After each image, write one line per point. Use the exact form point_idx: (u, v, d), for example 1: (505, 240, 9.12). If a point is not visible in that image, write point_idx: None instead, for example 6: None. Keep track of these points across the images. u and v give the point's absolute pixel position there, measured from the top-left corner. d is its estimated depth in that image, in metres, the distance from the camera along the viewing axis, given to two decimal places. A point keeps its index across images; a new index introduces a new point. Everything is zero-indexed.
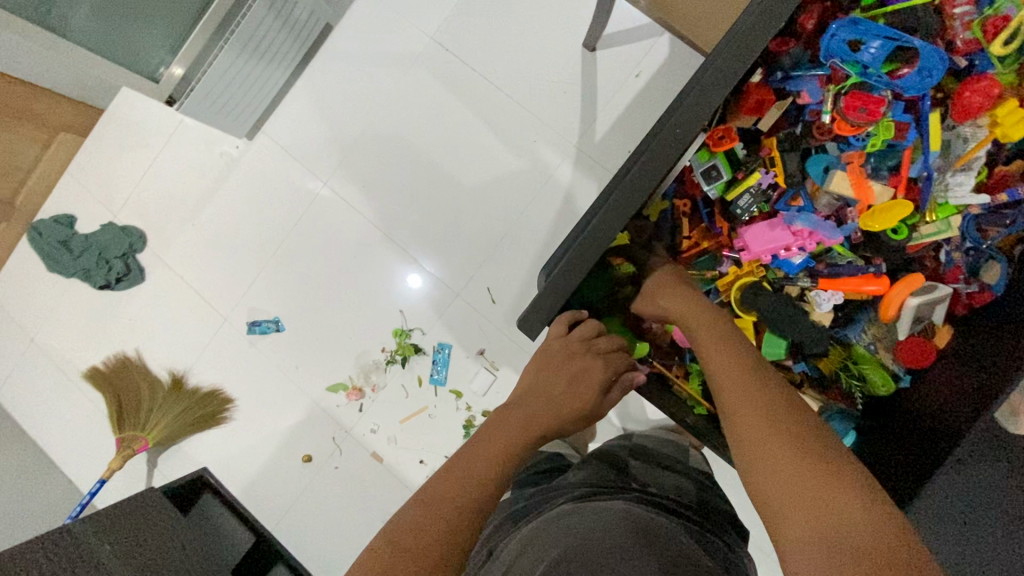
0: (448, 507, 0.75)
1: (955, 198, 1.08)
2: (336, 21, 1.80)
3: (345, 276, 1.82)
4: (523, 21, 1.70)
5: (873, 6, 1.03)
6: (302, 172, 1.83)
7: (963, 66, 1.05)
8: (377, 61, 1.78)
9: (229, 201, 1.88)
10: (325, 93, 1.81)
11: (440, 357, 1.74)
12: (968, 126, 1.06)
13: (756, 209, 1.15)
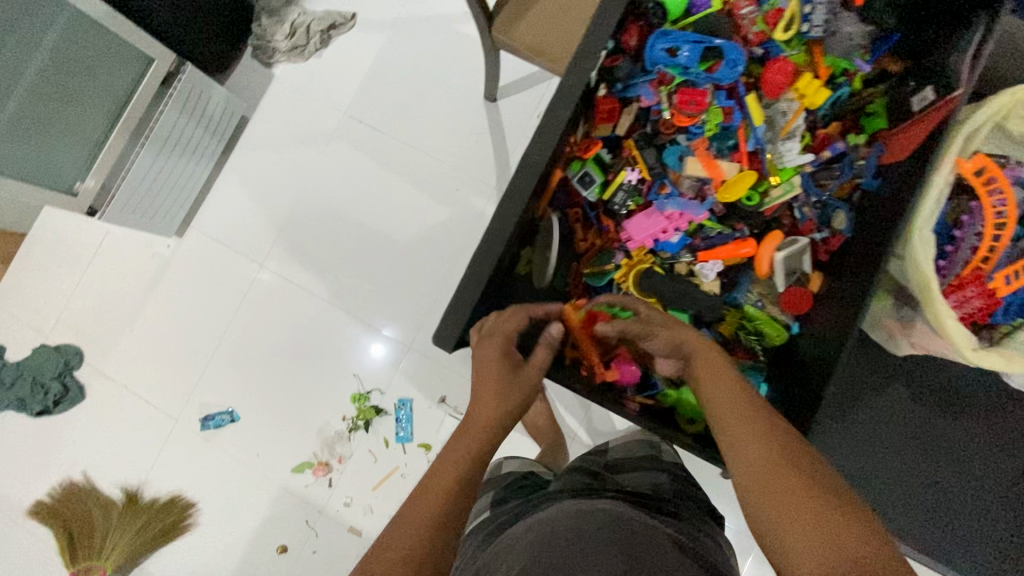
0: (427, 519, 0.72)
1: (789, 161, 1.13)
2: (251, 112, 1.89)
3: (293, 351, 1.81)
4: (426, 86, 1.83)
5: (677, 15, 1.09)
6: (238, 259, 1.86)
7: (761, 54, 1.13)
8: (296, 142, 1.87)
9: (165, 300, 1.87)
10: (250, 180, 1.87)
11: (402, 412, 1.74)
12: (783, 101, 1.13)
13: (631, 203, 1.20)
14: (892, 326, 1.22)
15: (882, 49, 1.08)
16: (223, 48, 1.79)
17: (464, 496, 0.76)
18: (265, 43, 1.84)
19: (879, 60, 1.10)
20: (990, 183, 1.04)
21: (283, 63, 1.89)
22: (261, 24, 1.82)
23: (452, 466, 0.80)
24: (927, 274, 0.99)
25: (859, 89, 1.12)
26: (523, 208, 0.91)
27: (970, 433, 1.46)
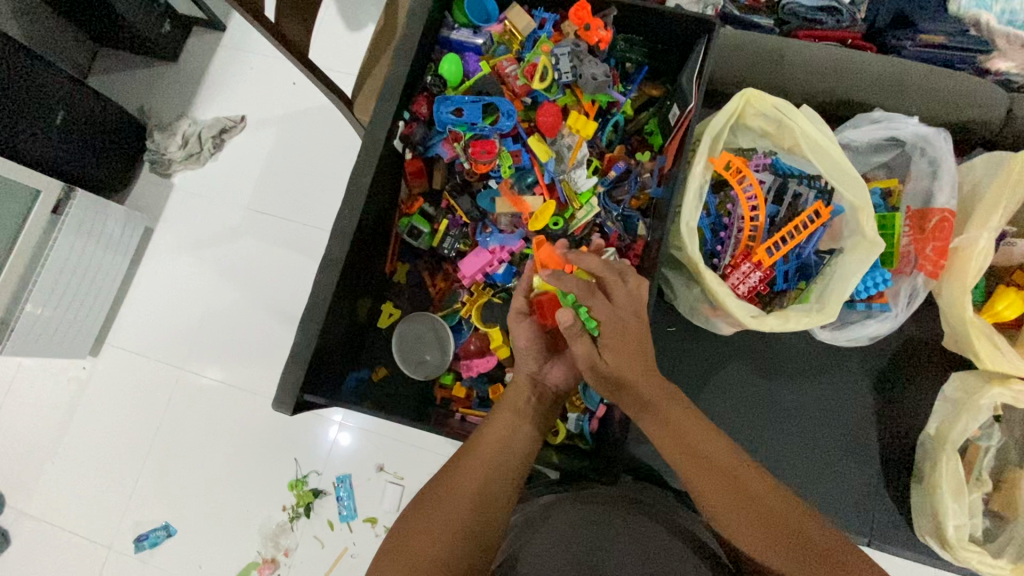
0: (463, 510, 0.61)
1: (582, 184, 0.86)
2: (155, 222, 1.62)
3: (233, 466, 1.52)
4: (325, 147, 1.63)
5: (457, 80, 0.83)
6: (160, 367, 1.58)
7: (530, 106, 0.86)
8: (209, 243, 1.62)
9: (84, 436, 1.57)
10: (161, 292, 1.61)
11: (341, 491, 1.46)
12: (565, 136, 0.85)
13: (461, 246, 0.88)
14: (706, 312, 0.82)
15: (636, 79, 0.88)
16: (116, 165, 1.54)
17: (496, 502, 0.63)
18: (160, 156, 1.60)
19: (639, 89, 0.89)
20: (740, 171, 0.78)
21: (181, 170, 1.63)
22: (152, 139, 1.60)
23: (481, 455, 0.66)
24: (695, 260, 0.75)
25: (636, 116, 0.90)
26: (352, 243, 0.76)
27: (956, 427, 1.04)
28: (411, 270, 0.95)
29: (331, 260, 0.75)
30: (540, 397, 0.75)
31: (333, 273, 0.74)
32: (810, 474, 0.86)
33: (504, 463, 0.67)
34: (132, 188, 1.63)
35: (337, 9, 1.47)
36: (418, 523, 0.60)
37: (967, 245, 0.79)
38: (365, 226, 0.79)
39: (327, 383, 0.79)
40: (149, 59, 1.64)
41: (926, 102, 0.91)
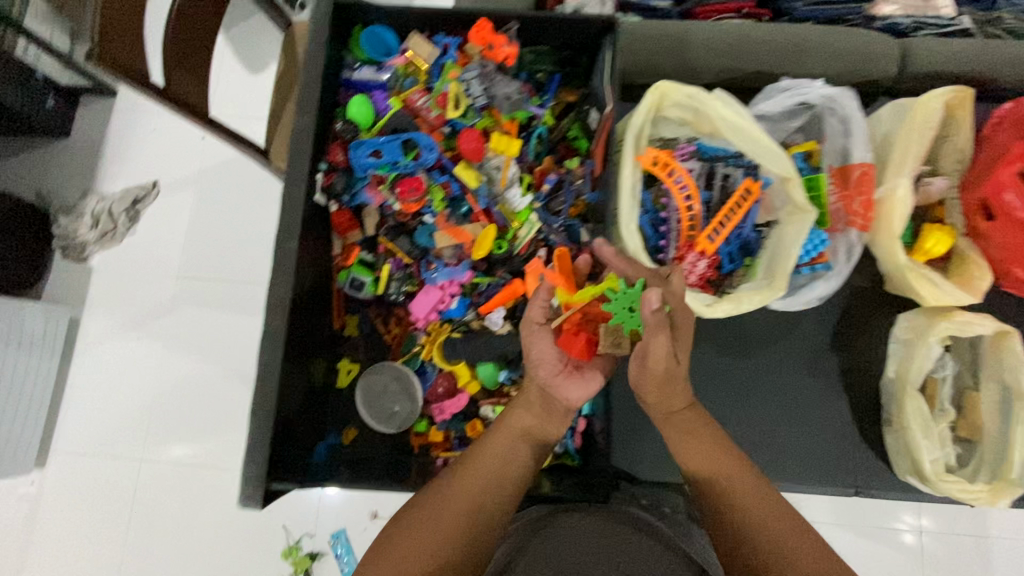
0: (455, 519, 0.59)
1: (518, 203, 0.84)
2: (80, 309, 1.43)
3: (220, 553, 1.35)
4: (253, 194, 1.49)
5: (369, 121, 0.80)
6: (115, 466, 1.38)
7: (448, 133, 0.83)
8: (144, 320, 1.43)
9: (44, 563, 1.36)
10: (102, 382, 1.41)
11: (339, 548, 1.31)
12: (492, 158, 0.83)
13: (408, 287, 0.85)
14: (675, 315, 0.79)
15: (551, 88, 0.87)
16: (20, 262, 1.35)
17: (491, 517, 0.61)
18: (70, 241, 1.40)
19: (556, 97, 0.89)
20: (668, 165, 0.78)
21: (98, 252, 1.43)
22: (59, 225, 1.40)
23: (479, 468, 0.64)
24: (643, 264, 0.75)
25: (557, 123, 0.89)
26: (291, 310, 0.71)
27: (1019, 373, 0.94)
28: (362, 321, 0.90)
29: (273, 334, 0.70)
30: (547, 409, 0.72)
31: (277, 346, 0.70)
32: (791, 440, 0.89)
33: (503, 480, 0.64)
34: (46, 282, 1.41)
35: (232, 50, 1.36)
36: (406, 530, 0.59)
37: (889, 194, 0.82)
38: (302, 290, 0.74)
39: (293, 462, 0.75)
40: (35, 137, 1.44)
41: (826, 62, 0.94)
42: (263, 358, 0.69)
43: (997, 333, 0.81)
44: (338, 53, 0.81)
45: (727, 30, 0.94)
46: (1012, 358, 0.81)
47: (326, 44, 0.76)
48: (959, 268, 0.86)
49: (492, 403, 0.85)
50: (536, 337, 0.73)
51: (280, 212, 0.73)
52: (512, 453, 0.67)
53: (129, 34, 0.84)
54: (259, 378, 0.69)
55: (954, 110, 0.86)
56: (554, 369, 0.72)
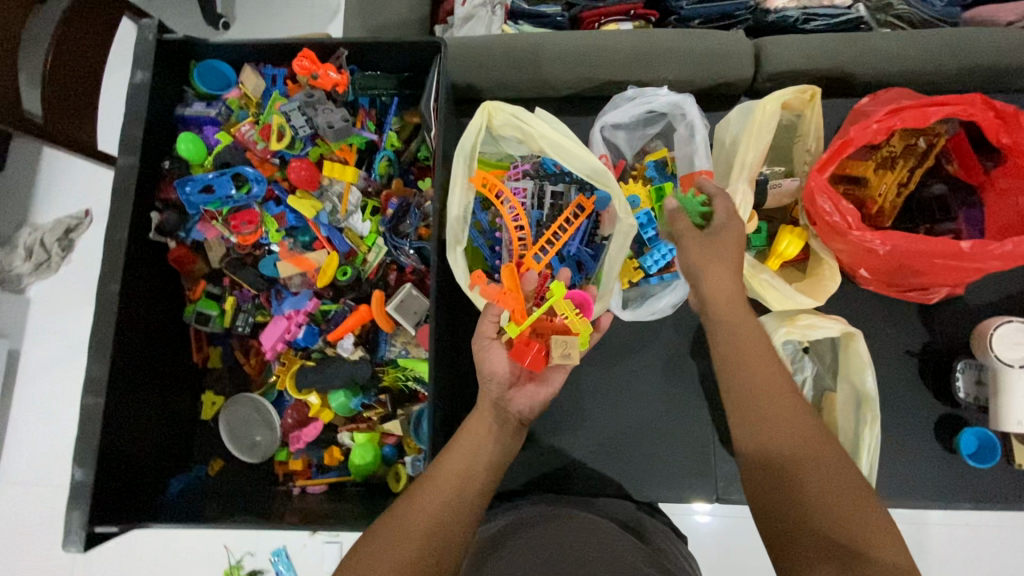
0: (418, 534, 0.58)
1: (361, 227, 0.85)
2: (20, 341, 1.34)
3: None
4: None
5: (200, 156, 0.81)
6: (56, 498, 1.29)
7: (285, 164, 0.84)
8: (74, 354, 1.34)
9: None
10: (38, 410, 1.32)
11: (279, 565, 1.19)
12: (330, 186, 0.84)
13: (258, 318, 0.86)
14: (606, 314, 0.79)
15: (393, 111, 0.87)
16: None
17: (453, 532, 0.60)
18: (5, 274, 1.33)
19: (400, 119, 0.88)
20: (496, 187, 0.78)
21: (35, 285, 1.35)
22: None
23: (441, 482, 0.63)
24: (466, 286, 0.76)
25: (406, 146, 0.89)
26: (116, 350, 0.72)
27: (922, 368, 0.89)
28: (227, 352, 0.91)
29: (97, 374, 0.71)
30: (502, 423, 0.72)
31: (101, 386, 0.70)
32: (652, 446, 0.90)
33: (461, 495, 0.63)
34: None
35: None
36: (372, 546, 0.57)
37: (728, 201, 0.82)
38: (132, 329, 0.74)
39: (136, 502, 0.75)
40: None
41: (679, 67, 0.93)
42: (88, 399, 0.70)
43: (844, 334, 0.80)
44: (171, 89, 0.80)
45: (576, 41, 0.93)
46: (858, 360, 0.80)
47: (154, 82, 0.76)
48: (814, 268, 0.85)
49: (350, 429, 0.86)
50: (487, 352, 0.72)
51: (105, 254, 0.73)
52: (473, 464, 0.66)
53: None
54: (83, 420, 0.70)
55: (801, 110, 0.85)
56: (506, 381, 0.72)
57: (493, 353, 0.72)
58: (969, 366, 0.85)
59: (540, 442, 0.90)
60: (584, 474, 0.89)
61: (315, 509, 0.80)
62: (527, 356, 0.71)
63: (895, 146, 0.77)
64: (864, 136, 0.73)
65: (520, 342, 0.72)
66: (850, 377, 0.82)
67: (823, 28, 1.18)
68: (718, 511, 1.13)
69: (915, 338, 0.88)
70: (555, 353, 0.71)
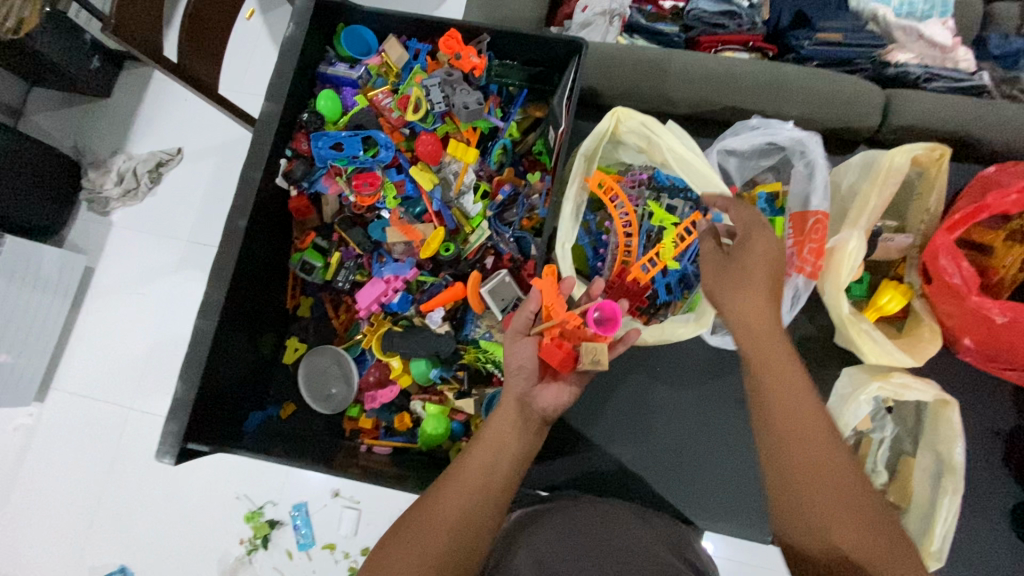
0: (444, 534, 0.57)
1: (471, 208, 0.87)
2: (97, 259, 1.36)
3: (188, 517, 1.22)
4: None
5: (336, 115, 0.85)
6: (98, 414, 1.29)
7: (411, 136, 0.88)
8: (148, 279, 1.35)
9: (21, 501, 1.27)
10: (101, 326, 1.33)
11: (297, 520, 1.19)
12: (449, 163, 0.88)
13: (356, 277, 0.88)
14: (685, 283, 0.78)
15: (519, 102, 0.89)
16: (50, 210, 1.31)
17: (481, 531, 0.59)
18: (95, 194, 1.36)
19: (524, 111, 0.90)
20: (612, 190, 0.81)
21: (120, 210, 1.37)
22: (87, 179, 1.36)
23: (460, 482, 0.62)
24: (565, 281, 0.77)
25: (522, 138, 0.91)
26: (233, 281, 0.75)
27: (1010, 452, 0.85)
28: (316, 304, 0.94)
29: (212, 302, 0.74)
30: (527, 419, 0.71)
31: (214, 314, 0.74)
32: (708, 472, 0.90)
33: (485, 491, 0.62)
34: (70, 230, 1.37)
35: (268, 30, 1.38)
36: (398, 543, 0.57)
37: (841, 245, 0.81)
38: (248, 264, 0.78)
39: (218, 429, 0.79)
40: (74, 93, 1.40)
41: (804, 105, 0.93)
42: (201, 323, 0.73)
43: (937, 400, 0.79)
44: (318, 47, 0.84)
45: (705, 63, 0.94)
46: (948, 430, 0.78)
47: (305, 38, 0.80)
48: (911, 328, 0.84)
49: (423, 399, 0.88)
50: (517, 346, 0.74)
51: (236, 190, 0.77)
52: (497, 461, 0.65)
53: (140, 27, 0.91)
54: (193, 343, 0.73)
55: (927, 167, 0.84)
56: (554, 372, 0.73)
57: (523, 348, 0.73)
58: None
59: (598, 448, 0.91)
60: (634, 482, 0.89)
61: (380, 467, 0.82)
62: (555, 356, 0.72)
63: None
64: (1001, 204, 0.72)
65: (552, 342, 0.72)
66: (935, 446, 0.80)
67: (943, 90, 1.13)
68: (725, 553, 1.08)
69: (1003, 417, 0.86)
70: (584, 359, 0.72)
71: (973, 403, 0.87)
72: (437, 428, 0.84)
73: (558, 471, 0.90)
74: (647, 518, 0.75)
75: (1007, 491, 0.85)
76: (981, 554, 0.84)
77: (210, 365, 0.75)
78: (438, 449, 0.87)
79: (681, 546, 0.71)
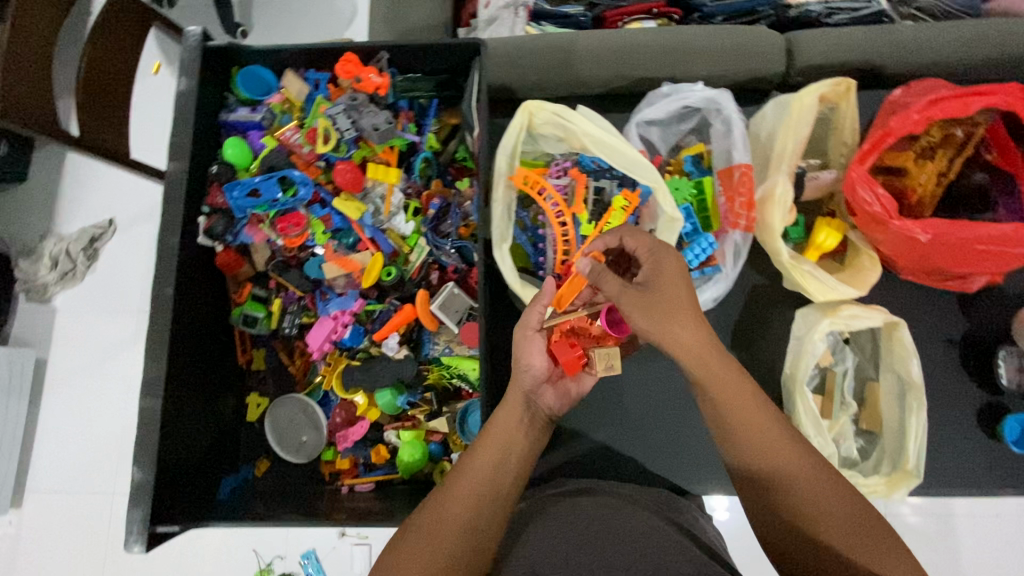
0: (454, 532, 0.56)
1: (405, 227, 0.85)
2: (47, 349, 1.30)
3: None
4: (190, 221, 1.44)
5: (247, 160, 0.82)
6: (78, 509, 1.24)
7: (329, 168, 0.86)
8: (102, 360, 1.29)
9: None
10: (63, 418, 1.28)
11: (310, 568, 1.15)
12: (373, 187, 0.85)
13: (303, 319, 0.87)
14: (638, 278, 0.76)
15: (432, 113, 0.89)
16: None
17: (489, 530, 0.58)
18: (31, 283, 1.29)
19: (440, 121, 0.90)
20: (538, 183, 0.80)
21: (61, 294, 1.32)
22: (18, 269, 1.29)
23: (460, 480, 0.61)
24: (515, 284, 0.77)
25: (444, 147, 0.90)
26: (172, 353, 0.73)
27: (967, 356, 0.88)
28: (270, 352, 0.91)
29: (154, 378, 0.71)
30: (533, 416, 0.70)
31: (158, 390, 0.71)
32: (692, 437, 0.91)
33: (496, 490, 0.61)
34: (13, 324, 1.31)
35: (172, 83, 1.33)
36: (409, 544, 0.56)
37: (768, 192, 0.82)
38: (185, 331, 0.76)
39: (190, 503, 0.76)
40: None
41: (711, 63, 0.94)
42: (146, 402, 0.71)
43: (887, 323, 0.81)
44: (215, 96, 0.82)
45: (610, 38, 0.94)
46: (902, 349, 0.81)
47: (199, 89, 0.77)
48: (852, 259, 0.86)
49: (396, 427, 0.86)
50: (528, 341, 0.72)
51: (156, 259, 0.74)
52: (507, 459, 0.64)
53: (30, 110, 0.87)
54: (142, 424, 0.70)
55: (837, 103, 0.86)
56: (541, 375, 0.72)
57: (534, 345, 0.71)
58: (1011, 354, 0.85)
59: (580, 436, 0.91)
60: (621, 463, 0.90)
61: (366, 507, 0.80)
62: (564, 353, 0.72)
63: (934, 136, 0.78)
64: (905, 126, 0.74)
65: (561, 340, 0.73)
66: (895, 367, 0.82)
67: (846, 22, 1.16)
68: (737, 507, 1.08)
69: (955, 326, 0.89)
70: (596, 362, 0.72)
71: (926, 317, 0.89)
72: (408, 457, 0.84)
73: (544, 467, 0.90)
74: (638, 497, 0.75)
75: (971, 394, 0.87)
76: (959, 458, 0.87)
77: (165, 443, 0.72)
78: (418, 477, 0.85)
79: (673, 520, 0.70)
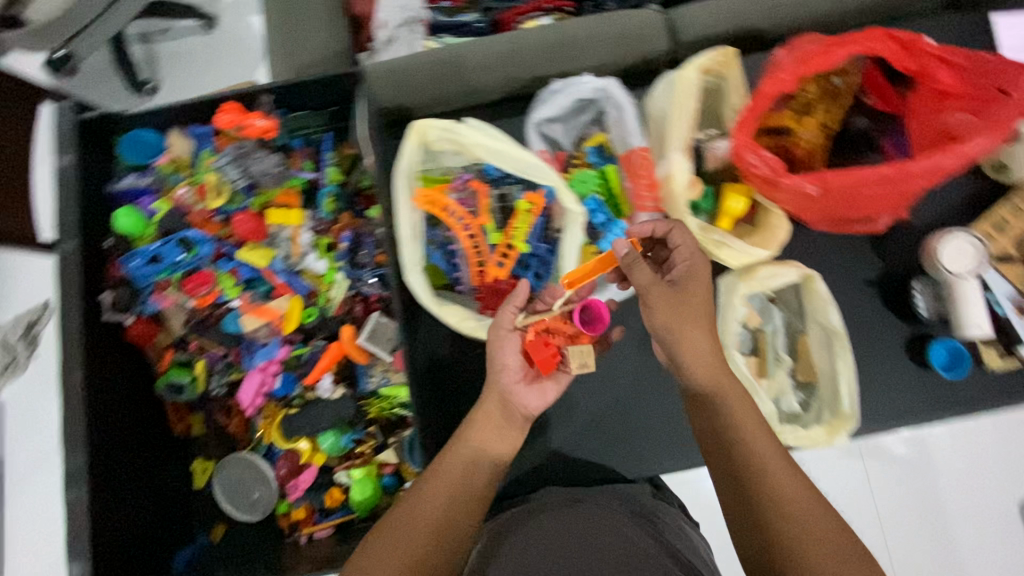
0: (424, 534, 0.58)
1: (317, 266, 0.84)
2: None
3: None
4: None
5: (139, 228, 0.80)
6: None
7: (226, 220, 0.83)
8: None
9: None
10: None
11: None
12: (278, 231, 0.84)
13: (232, 376, 0.85)
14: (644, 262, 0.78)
15: (327, 146, 0.88)
16: None
17: (457, 531, 0.59)
18: None
19: (337, 153, 0.89)
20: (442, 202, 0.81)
21: None
22: None
23: (444, 479, 0.63)
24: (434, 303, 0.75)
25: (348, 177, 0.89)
26: (91, 438, 0.70)
27: (887, 293, 0.91)
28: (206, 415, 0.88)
29: (76, 468, 0.69)
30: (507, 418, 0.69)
31: (82, 479, 0.69)
32: (655, 422, 0.86)
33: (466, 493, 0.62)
34: None
35: None
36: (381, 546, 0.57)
37: (668, 171, 0.83)
38: (103, 413, 0.73)
39: None
40: None
41: (598, 54, 0.95)
42: (71, 494, 0.68)
43: (802, 277, 0.83)
44: (98, 169, 0.79)
45: (497, 42, 0.93)
46: (819, 300, 0.83)
47: (83, 164, 0.76)
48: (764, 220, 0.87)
49: (347, 466, 0.85)
50: (502, 341, 0.71)
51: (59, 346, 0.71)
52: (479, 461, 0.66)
53: None
54: (70, 517, 0.68)
55: (723, 73, 0.88)
56: (516, 374, 0.70)
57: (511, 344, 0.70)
58: (926, 285, 0.87)
59: None
60: (580, 468, 0.85)
61: (326, 554, 0.79)
62: (540, 351, 0.71)
63: (810, 92, 0.81)
64: (779, 88, 0.75)
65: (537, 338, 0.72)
66: (817, 318, 0.84)
67: None
68: None
69: (871, 267, 0.91)
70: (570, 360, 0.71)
71: (843, 263, 0.92)
72: (360, 494, 0.84)
73: None
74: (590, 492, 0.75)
75: (898, 329, 0.90)
76: (898, 392, 0.89)
77: (100, 531, 0.69)
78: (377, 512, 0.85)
79: (631, 517, 0.67)
